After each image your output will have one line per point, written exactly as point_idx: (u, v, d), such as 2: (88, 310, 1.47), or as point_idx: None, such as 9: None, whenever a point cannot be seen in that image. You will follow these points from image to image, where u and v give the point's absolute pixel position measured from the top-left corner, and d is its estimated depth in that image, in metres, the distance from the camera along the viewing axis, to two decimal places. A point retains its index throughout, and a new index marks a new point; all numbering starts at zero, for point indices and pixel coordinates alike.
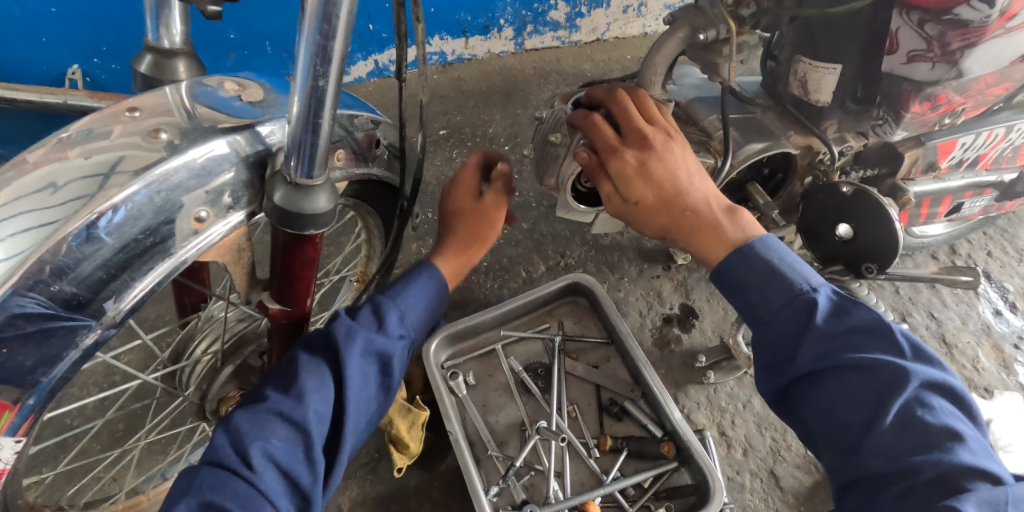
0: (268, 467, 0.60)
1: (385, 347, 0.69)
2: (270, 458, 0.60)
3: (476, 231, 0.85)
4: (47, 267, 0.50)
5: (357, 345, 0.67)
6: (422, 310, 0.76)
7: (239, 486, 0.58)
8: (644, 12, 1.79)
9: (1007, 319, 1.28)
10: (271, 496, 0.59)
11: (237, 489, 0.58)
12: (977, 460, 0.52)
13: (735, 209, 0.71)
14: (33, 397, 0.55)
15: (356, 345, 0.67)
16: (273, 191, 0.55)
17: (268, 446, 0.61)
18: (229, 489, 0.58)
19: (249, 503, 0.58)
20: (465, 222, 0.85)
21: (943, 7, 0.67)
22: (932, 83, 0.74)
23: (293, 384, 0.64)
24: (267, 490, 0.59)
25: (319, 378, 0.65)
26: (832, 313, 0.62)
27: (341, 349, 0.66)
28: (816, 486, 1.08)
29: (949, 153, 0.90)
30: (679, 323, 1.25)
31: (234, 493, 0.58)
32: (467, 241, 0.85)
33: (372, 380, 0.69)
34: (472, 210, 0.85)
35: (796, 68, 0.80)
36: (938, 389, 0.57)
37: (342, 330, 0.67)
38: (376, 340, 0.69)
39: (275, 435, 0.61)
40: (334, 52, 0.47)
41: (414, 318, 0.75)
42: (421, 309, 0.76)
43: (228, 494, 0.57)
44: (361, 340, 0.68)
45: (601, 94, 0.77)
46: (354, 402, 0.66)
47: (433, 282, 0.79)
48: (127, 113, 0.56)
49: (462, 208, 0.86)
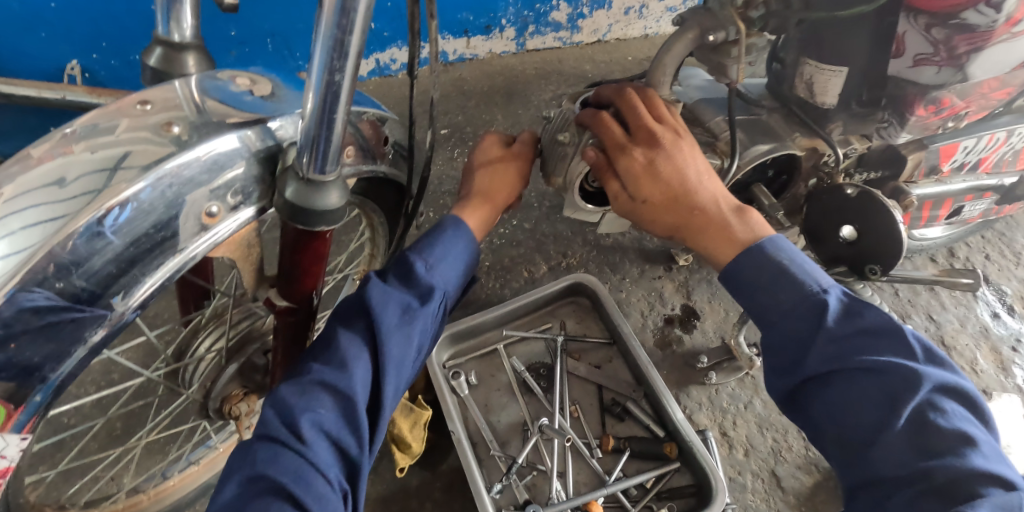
0: (318, 438, 0.60)
1: (421, 309, 0.68)
2: (319, 429, 0.60)
3: (500, 182, 0.80)
4: (53, 264, 0.50)
5: (392, 308, 0.66)
6: (457, 269, 0.73)
7: (290, 459, 0.58)
8: (645, 14, 1.79)
9: (1005, 322, 1.29)
10: (323, 467, 0.59)
11: (287, 462, 0.58)
12: (990, 464, 0.53)
13: (744, 208, 0.72)
14: (40, 393, 0.55)
15: (393, 311, 0.66)
16: (284, 186, 0.55)
17: (317, 417, 0.60)
18: (280, 463, 0.58)
19: (301, 477, 0.57)
20: (493, 178, 0.80)
21: (951, 11, 0.67)
22: (937, 87, 0.75)
23: (335, 354, 0.63)
24: (319, 461, 0.59)
25: (358, 347, 0.64)
26: (843, 314, 0.62)
27: (376, 314, 0.65)
28: (816, 486, 1.08)
29: (951, 156, 0.91)
30: (681, 323, 1.25)
31: (285, 467, 0.58)
32: (495, 192, 0.79)
33: (414, 341, 0.67)
34: (498, 163, 0.80)
35: (802, 70, 0.80)
36: (948, 393, 0.58)
37: (376, 293, 0.66)
38: (411, 302, 0.67)
39: (322, 406, 0.61)
40: (351, 47, 0.47)
41: (448, 275, 0.72)
42: (457, 269, 0.73)
43: (280, 468, 0.58)
44: (398, 304, 0.67)
45: (610, 93, 0.77)
46: (394, 366, 0.65)
47: (463, 237, 0.74)
48: (139, 106, 0.56)
49: (475, 177, 0.80)
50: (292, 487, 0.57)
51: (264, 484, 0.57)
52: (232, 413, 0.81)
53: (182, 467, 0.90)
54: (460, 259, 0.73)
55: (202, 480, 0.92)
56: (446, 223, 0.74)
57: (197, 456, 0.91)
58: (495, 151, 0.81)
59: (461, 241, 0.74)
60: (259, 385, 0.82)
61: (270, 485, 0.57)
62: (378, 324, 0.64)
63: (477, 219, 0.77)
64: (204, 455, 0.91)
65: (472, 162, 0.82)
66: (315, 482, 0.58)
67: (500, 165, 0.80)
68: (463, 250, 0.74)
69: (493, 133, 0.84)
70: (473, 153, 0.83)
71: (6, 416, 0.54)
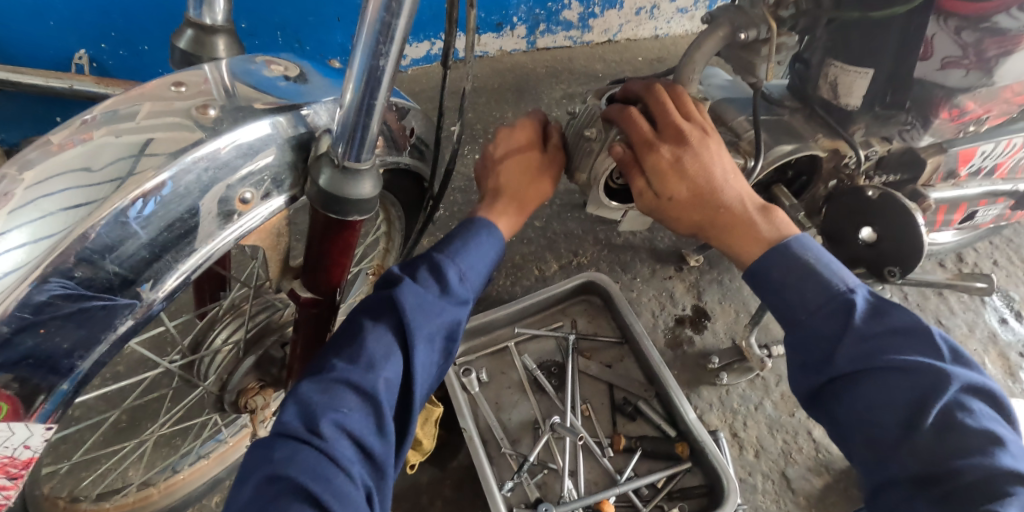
0: (340, 436, 0.58)
1: (453, 314, 0.68)
2: (341, 428, 0.59)
3: (534, 188, 0.80)
4: (84, 250, 0.49)
5: (425, 310, 0.66)
6: (483, 274, 0.73)
7: (309, 456, 0.56)
8: (656, 15, 1.80)
9: (1012, 328, 1.29)
10: (344, 465, 0.57)
11: (307, 459, 0.56)
12: (1018, 464, 0.53)
13: (769, 208, 0.72)
14: (67, 382, 0.53)
15: (425, 312, 0.65)
16: (320, 173, 0.55)
17: (340, 416, 0.59)
18: (299, 460, 0.56)
19: (321, 474, 0.56)
20: (530, 182, 0.80)
21: (983, 15, 0.70)
22: (964, 90, 0.77)
23: (359, 351, 0.63)
24: (340, 457, 0.57)
25: (386, 345, 0.63)
26: (870, 314, 0.63)
27: (407, 314, 0.64)
28: (827, 488, 1.09)
29: (969, 161, 0.90)
30: (692, 324, 1.26)
31: (304, 464, 0.56)
32: (528, 199, 0.80)
33: (438, 345, 0.67)
34: (532, 166, 0.80)
35: (826, 71, 0.81)
36: (976, 393, 0.58)
37: (409, 296, 0.65)
38: (444, 307, 0.67)
39: (346, 405, 0.60)
40: (397, 32, 0.47)
41: (477, 280, 0.72)
42: (483, 274, 0.73)
43: (300, 466, 0.56)
44: (428, 306, 0.66)
45: (638, 88, 0.77)
46: (421, 369, 0.65)
47: (494, 242, 0.74)
48: (171, 88, 0.56)
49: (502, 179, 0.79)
50: (312, 486, 0.55)
51: (284, 484, 0.55)
52: (247, 406, 0.79)
53: (192, 460, 0.89)
54: (488, 263, 0.73)
55: (212, 475, 0.91)
56: (477, 226, 0.74)
57: (208, 450, 0.90)
58: (531, 150, 0.81)
59: (490, 243, 0.74)
60: (275, 378, 0.80)
61: (288, 485, 0.55)
62: (407, 321, 0.64)
63: (507, 223, 0.78)
64: (213, 448, 0.90)
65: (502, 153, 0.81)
66: (336, 479, 0.56)
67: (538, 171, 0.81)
68: (491, 254, 0.74)
69: (528, 123, 0.83)
70: (505, 144, 0.81)
71: (30, 406, 0.52)
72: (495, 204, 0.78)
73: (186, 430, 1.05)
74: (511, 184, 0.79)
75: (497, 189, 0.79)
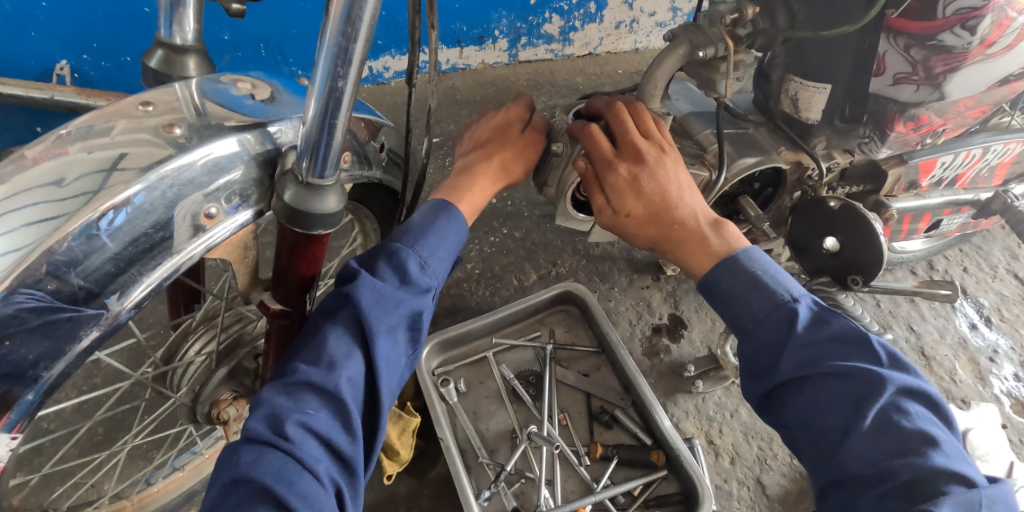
0: (306, 437, 0.59)
1: (412, 305, 0.67)
2: (307, 428, 0.59)
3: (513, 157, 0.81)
4: (48, 263, 0.50)
5: (382, 302, 0.65)
6: (448, 260, 0.72)
7: (276, 458, 0.57)
8: (636, 29, 1.83)
9: (982, 333, 1.32)
10: (310, 464, 0.58)
11: (273, 462, 0.57)
12: (951, 463, 0.55)
13: (721, 222, 0.74)
14: (32, 392, 0.54)
15: (383, 306, 0.65)
16: (285, 189, 0.56)
17: (305, 417, 0.59)
18: (264, 462, 0.56)
19: (285, 476, 0.56)
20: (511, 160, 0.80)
21: (928, 33, 0.72)
22: (916, 104, 0.80)
23: (322, 354, 0.63)
24: (306, 458, 0.58)
25: (347, 345, 0.63)
26: (812, 323, 0.65)
27: (364, 310, 0.64)
28: (801, 493, 1.10)
29: (929, 172, 0.95)
30: (669, 332, 1.28)
31: (269, 466, 0.56)
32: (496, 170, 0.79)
33: (400, 340, 0.67)
34: (514, 143, 0.81)
35: (787, 87, 0.85)
36: (913, 396, 0.60)
37: (365, 292, 0.64)
38: (401, 298, 0.66)
39: (311, 406, 0.60)
40: (355, 55, 0.49)
41: (441, 266, 0.71)
42: (448, 261, 0.72)
43: (264, 469, 0.56)
44: (387, 299, 0.65)
45: (601, 105, 0.80)
46: (384, 361, 0.64)
47: (456, 226, 0.73)
48: (140, 107, 0.57)
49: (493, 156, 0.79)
50: (276, 488, 0.55)
51: (248, 487, 0.56)
52: (220, 418, 0.77)
53: (166, 472, 0.89)
54: (453, 248, 0.73)
55: (187, 487, 0.91)
56: (439, 210, 0.73)
57: (182, 462, 0.90)
58: (512, 130, 0.82)
59: (456, 229, 0.73)
60: (249, 389, 0.79)
61: (255, 488, 0.55)
62: (369, 329, 0.63)
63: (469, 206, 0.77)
64: (189, 460, 0.90)
65: (475, 139, 0.82)
66: (301, 480, 0.57)
67: (516, 150, 0.81)
68: (456, 239, 0.73)
69: (515, 109, 0.84)
70: (478, 130, 0.83)
71: None
72: (462, 180, 0.77)
73: (162, 442, 1.05)
74: (489, 158, 0.79)
75: (466, 166, 0.79)
